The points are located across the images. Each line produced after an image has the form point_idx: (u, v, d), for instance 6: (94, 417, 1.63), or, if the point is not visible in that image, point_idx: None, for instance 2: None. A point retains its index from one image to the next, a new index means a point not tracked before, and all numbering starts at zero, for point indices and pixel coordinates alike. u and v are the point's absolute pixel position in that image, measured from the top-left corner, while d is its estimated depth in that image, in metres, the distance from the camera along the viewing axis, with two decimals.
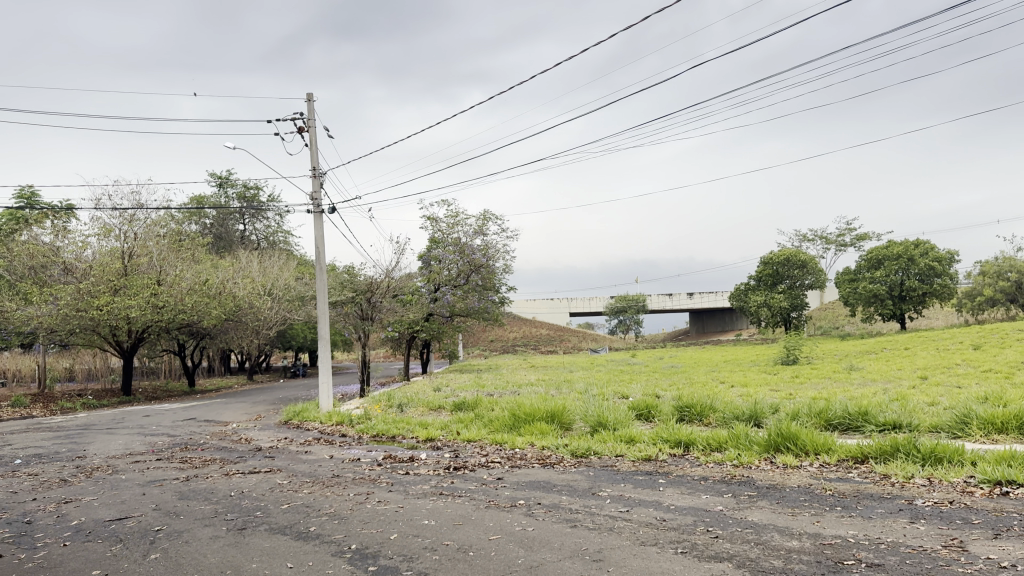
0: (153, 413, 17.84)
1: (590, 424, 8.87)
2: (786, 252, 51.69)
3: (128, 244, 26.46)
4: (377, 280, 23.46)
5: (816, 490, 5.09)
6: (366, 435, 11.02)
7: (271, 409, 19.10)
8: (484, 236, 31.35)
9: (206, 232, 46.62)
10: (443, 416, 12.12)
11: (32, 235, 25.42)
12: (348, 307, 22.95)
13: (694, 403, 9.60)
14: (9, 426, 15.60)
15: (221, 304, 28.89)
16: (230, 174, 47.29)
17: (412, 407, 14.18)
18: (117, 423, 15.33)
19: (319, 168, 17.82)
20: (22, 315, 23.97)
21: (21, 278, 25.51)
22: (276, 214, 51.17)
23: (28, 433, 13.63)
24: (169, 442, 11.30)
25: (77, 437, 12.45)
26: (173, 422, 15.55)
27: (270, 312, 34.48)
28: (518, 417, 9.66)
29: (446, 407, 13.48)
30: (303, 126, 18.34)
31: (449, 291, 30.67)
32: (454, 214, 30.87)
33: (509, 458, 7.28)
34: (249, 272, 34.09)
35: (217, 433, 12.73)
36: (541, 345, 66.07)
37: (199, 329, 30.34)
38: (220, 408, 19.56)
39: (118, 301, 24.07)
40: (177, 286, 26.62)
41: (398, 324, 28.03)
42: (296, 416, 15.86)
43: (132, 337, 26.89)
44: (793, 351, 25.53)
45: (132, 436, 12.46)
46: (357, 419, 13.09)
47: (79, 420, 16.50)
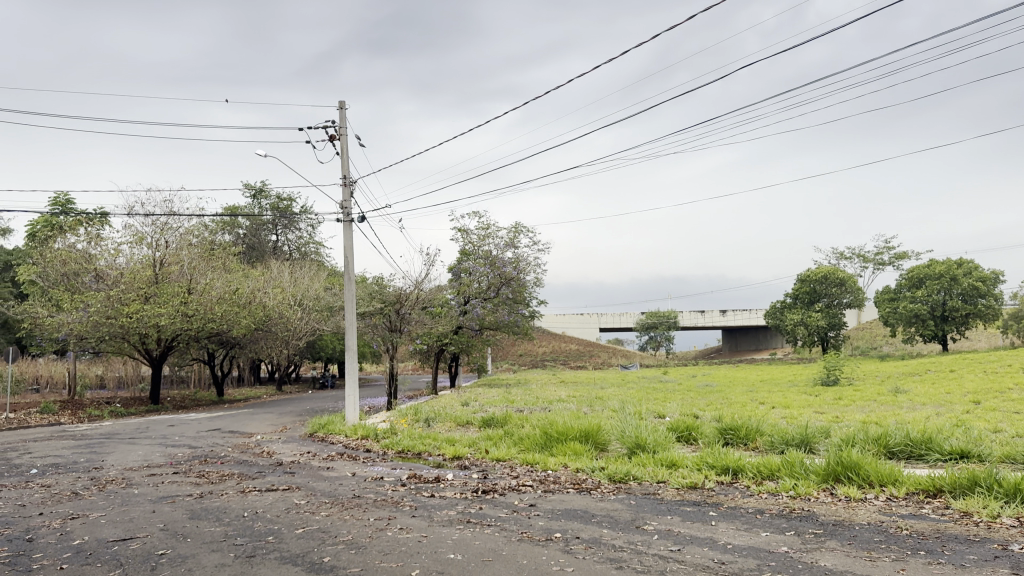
0: (178, 423, 17.61)
1: (627, 446, 8.34)
2: (823, 269, 50.65)
3: (160, 252, 26.48)
4: (407, 291, 23.12)
5: (889, 528, 4.53)
6: (391, 451, 10.59)
7: (297, 421, 18.80)
8: (515, 249, 30.97)
9: (238, 242, 46.84)
10: (472, 433, 11.66)
11: (66, 243, 25.60)
12: (376, 318, 22.65)
13: (738, 425, 9.03)
14: (34, 433, 15.45)
15: (251, 313, 28.80)
16: (263, 185, 47.50)
17: (440, 422, 13.73)
18: (140, 433, 15.08)
19: (350, 176, 17.55)
20: (53, 322, 24.08)
21: (54, 285, 25.70)
22: (309, 224, 51.36)
23: (51, 440, 13.42)
24: (190, 453, 10.97)
25: (98, 446, 12.19)
26: (196, 432, 15.27)
27: (300, 322, 34.37)
28: (550, 436, 9.16)
29: (475, 422, 13.01)
30: (334, 134, 18.10)
31: (479, 303, 30.17)
32: (485, 226, 30.52)
33: (542, 481, 6.79)
34: (280, 282, 34.06)
35: (240, 445, 12.38)
36: (571, 360, 65.36)
37: (228, 339, 30.27)
38: (246, 419, 19.30)
39: (147, 308, 24.09)
40: (207, 295, 26.58)
41: (427, 336, 27.69)
42: (321, 428, 15.50)
43: (161, 345, 26.91)
44: (833, 372, 24.69)
45: (153, 446, 12.16)
46: (384, 434, 12.67)
47: (103, 429, 16.30)
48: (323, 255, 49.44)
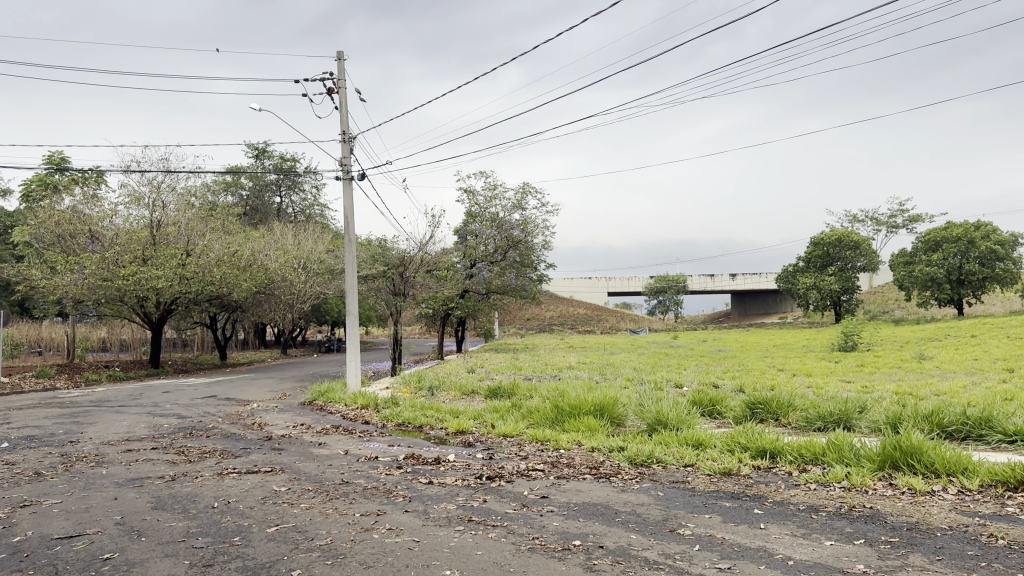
0: (174, 389, 16.98)
1: (647, 422, 7.56)
2: (838, 232, 49.56)
3: (157, 213, 25.59)
4: (411, 253, 22.29)
5: (975, 533, 3.74)
6: (391, 424, 9.86)
7: (297, 387, 18.15)
8: (522, 211, 30.03)
9: (241, 204, 46.02)
10: (478, 404, 10.93)
11: (59, 203, 24.80)
12: (379, 282, 21.91)
13: (768, 398, 8.25)
14: (23, 400, 14.82)
15: (252, 276, 28.08)
16: (266, 145, 46.50)
17: (443, 391, 13.02)
18: (132, 400, 14.40)
19: (350, 132, 16.65)
20: (49, 284, 23.40)
21: (49, 246, 25.04)
22: (314, 186, 50.41)
23: (36, 409, 12.76)
24: (177, 425, 10.26)
25: (83, 416, 11.52)
26: (190, 400, 14.59)
27: (304, 286, 33.66)
28: (562, 409, 8.42)
29: (481, 392, 12.29)
30: (332, 87, 17.14)
31: (486, 267, 29.35)
32: (492, 187, 29.56)
33: (555, 464, 6.04)
34: (282, 244, 33.29)
35: (233, 415, 11.69)
36: (579, 324, 64.74)
37: (230, 302, 29.62)
38: (245, 385, 18.65)
39: (144, 270, 23.42)
40: (205, 257, 25.85)
41: (432, 300, 27.02)
42: (320, 396, 14.80)
43: (160, 308, 26.28)
44: (851, 338, 23.86)
45: (140, 416, 11.47)
46: (384, 404, 11.95)
47: (96, 395, 15.66)
48: (328, 217, 48.59)
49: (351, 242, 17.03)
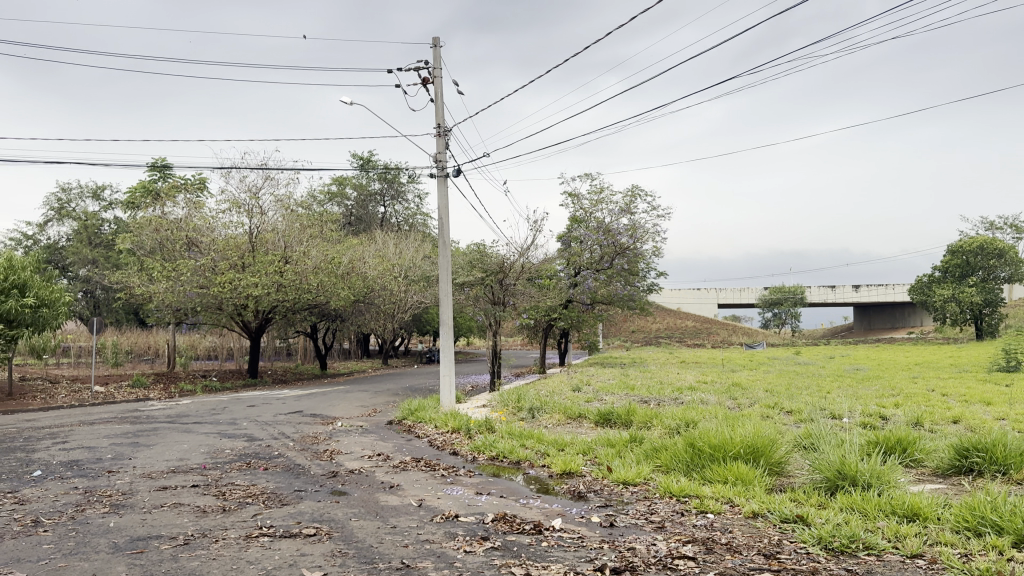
0: (261, 403, 15.93)
1: (824, 476, 5.63)
2: (979, 239, 44.81)
3: (256, 221, 25.06)
4: (511, 259, 20.68)
5: None
6: (483, 457, 8.16)
7: (389, 403, 16.82)
8: (631, 215, 27.97)
9: (345, 214, 45.96)
10: (589, 433, 9.14)
11: (163, 210, 24.69)
12: (477, 290, 20.49)
13: (989, 442, 6.10)
14: (105, 413, 14.03)
15: (350, 285, 27.23)
16: (371, 155, 46.38)
17: (546, 414, 11.26)
18: (211, 416, 13.29)
19: (445, 125, 15.22)
20: (148, 291, 23.37)
21: (152, 253, 24.99)
22: (417, 195, 49.90)
23: (108, 425, 11.84)
24: (242, 450, 8.90)
25: (149, 435, 10.41)
26: (272, 416, 13.35)
27: (404, 295, 32.74)
28: (701, 450, 6.57)
29: (590, 417, 10.48)
30: (427, 77, 15.77)
31: (591, 275, 27.49)
32: (598, 189, 27.66)
33: (710, 543, 4.22)
34: (382, 253, 32.51)
35: (308, 438, 10.24)
36: (688, 338, 61.77)
37: (329, 311, 28.96)
38: (335, 398, 17.44)
39: (241, 278, 22.88)
40: (303, 264, 25.08)
41: (533, 309, 25.45)
42: (408, 413, 13.26)
43: (259, 317, 25.76)
44: (1015, 357, 20.52)
45: (207, 437, 10.20)
46: (476, 427, 10.27)
47: (180, 409, 14.74)
48: (430, 227, 47.88)
49: (446, 245, 15.52)
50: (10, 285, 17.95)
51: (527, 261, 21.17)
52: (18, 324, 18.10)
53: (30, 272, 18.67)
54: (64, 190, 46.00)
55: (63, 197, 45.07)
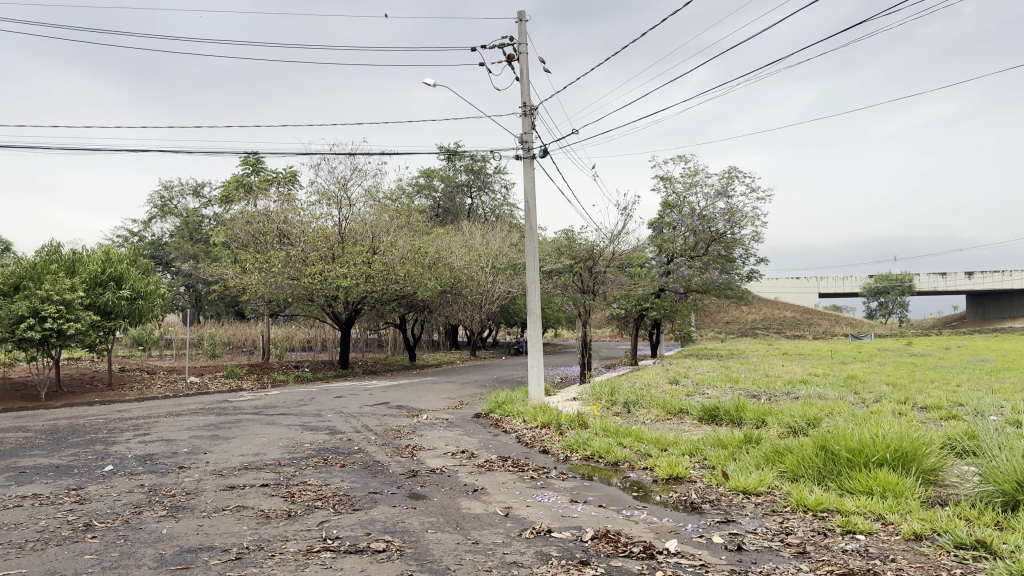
0: (348, 394, 15.59)
1: (1000, 488, 4.61)
2: None
3: (345, 212, 24.94)
4: (600, 246, 19.78)
5: None
6: (576, 457, 7.37)
7: (476, 395, 16.21)
8: (728, 198, 26.57)
9: (433, 205, 45.90)
10: (695, 431, 8.25)
11: (254, 203, 24.90)
12: (565, 278, 19.68)
13: None
14: (195, 404, 13.96)
15: (438, 275, 26.83)
16: (458, 147, 46.15)
17: (643, 409, 10.37)
18: (297, 407, 12.96)
19: (531, 103, 14.44)
20: (240, 283, 23.66)
21: (245, 246, 25.28)
22: (503, 185, 49.34)
23: (193, 417, 11.65)
24: (320, 444, 8.37)
25: (230, 427, 10.07)
26: (357, 407, 12.91)
27: (491, 286, 32.24)
28: (838, 456, 5.65)
29: (694, 414, 9.56)
30: (513, 54, 15.03)
31: (685, 262, 26.26)
32: (692, 172, 26.35)
33: None
34: (469, 243, 32.08)
35: (391, 431, 9.66)
36: (786, 329, 59.20)
37: (417, 302, 28.74)
38: (422, 390, 16.96)
39: (330, 269, 22.81)
40: (391, 254, 24.78)
41: (623, 299, 24.50)
42: (496, 405, 12.56)
43: (348, 309, 25.69)
44: None
45: (289, 429, 9.78)
46: (568, 422, 9.50)
47: (267, 400, 14.54)
48: (517, 217, 47.28)
49: (532, 231, 14.76)
50: (106, 277, 18.43)
51: (618, 248, 20.19)
52: (115, 316, 18.54)
53: (126, 265, 19.13)
54: (166, 187, 47.79)
55: (166, 195, 46.85)
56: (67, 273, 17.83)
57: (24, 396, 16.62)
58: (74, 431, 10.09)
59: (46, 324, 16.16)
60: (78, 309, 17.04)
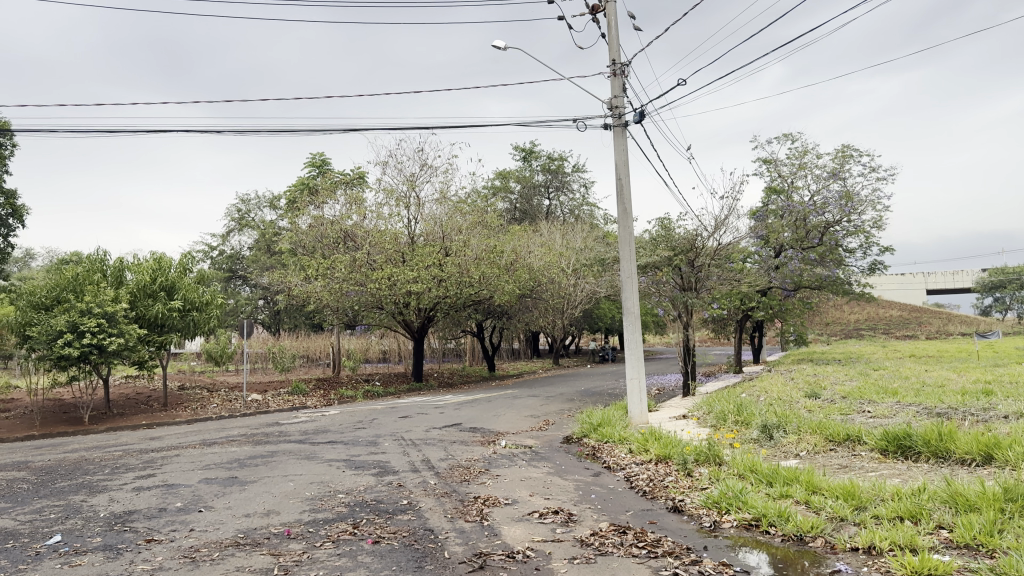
0: (416, 414, 13.35)
1: None
2: None
3: (413, 211, 22.88)
4: (701, 236, 17.05)
5: None
6: (730, 522, 4.90)
7: (565, 412, 13.75)
8: (844, 179, 23.45)
9: (510, 208, 43.84)
10: (900, 482, 5.68)
11: (318, 206, 23.16)
12: (663, 274, 17.04)
13: None
14: (239, 428, 11.98)
15: (517, 277, 24.41)
16: (533, 146, 44.03)
17: (796, 440, 7.76)
18: (352, 432, 10.75)
19: (621, 60, 11.97)
20: (305, 291, 21.93)
21: (312, 252, 23.61)
22: (584, 184, 46.75)
23: (227, 447, 9.59)
24: (358, 495, 6.07)
25: (258, 464, 7.91)
26: (423, 432, 10.59)
27: (573, 289, 29.81)
28: None
29: (878, 450, 6.94)
30: (597, 5, 12.61)
31: (797, 254, 23.11)
32: (801, 151, 23.36)
33: None
34: (550, 243, 29.75)
35: (459, 469, 7.29)
36: (894, 329, 54.57)
37: (495, 307, 26.55)
38: (502, 407, 14.57)
39: (398, 273, 20.84)
40: (464, 255, 22.50)
41: (725, 297, 21.66)
42: (592, 429, 10.09)
43: (421, 316, 23.66)
44: None
45: (329, 467, 7.54)
46: (698, 458, 7.01)
47: (323, 421, 12.43)
48: (599, 217, 44.62)
49: (626, 215, 12.15)
50: (156, 287, 17.16)
51: (723, 239, 17.35)
52: (167, 329, 17.31)
53: (178, 274, 17.89)
54: (243, 200, 47.36)
55: (243, 207, 46.40)
56: (113, 284, 16.71)
57: (67, 419, 15.46)
58: (74, 471, 8.17)
59: (84, 341, 14.83)
60: (122, 322, 15.70)
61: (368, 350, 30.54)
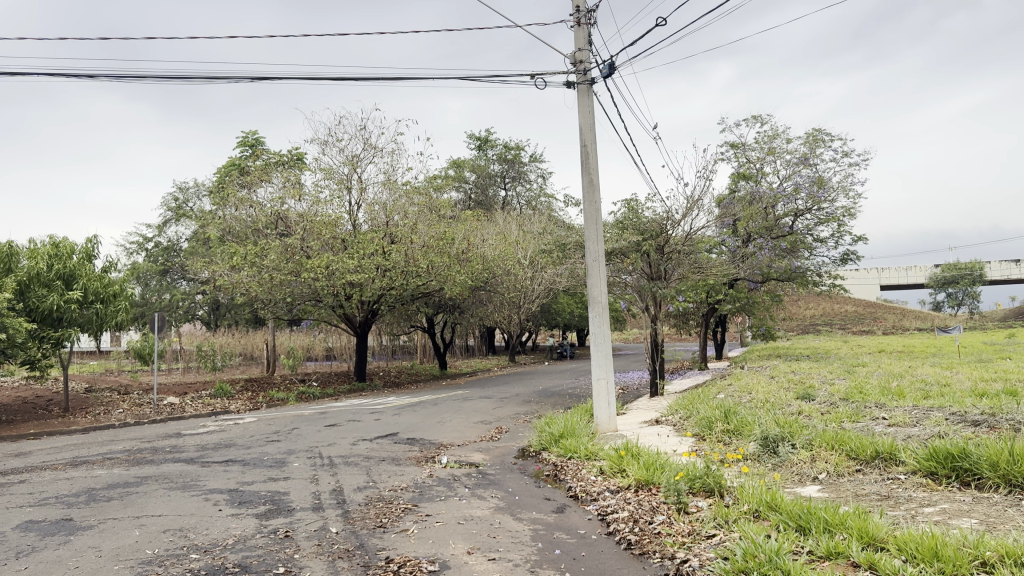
0: (348, 421, 11.43)
1: None
2: None
3: (355, 195, 20.90)
4: (672, 220, 15.35)
5: None
6: None
7: (520, 417, 11.97)
8: (815, 165, 22.15)
9: (464, 198, 41.96)
10: (992, 530, 4.05)
11: (250, 189, 20.98)
12: (631, 261, 15.36)
13: None
14: (129, 441, 9.93)
15: (470, 268, 22.55)
16: (488, 134, 42.24)
17: (813, 462, 6.14)
18: (261, 446, 8.79)
19: (586, 6, 10.22)
20: (232, 282, 19.77)
21: (243, 240, 21.44)
22: (540, 175, 45.05)
23: (93, 469, 7.57)
24: (217, 556, 4.19)
25: (111, 498, 5.93)
26: (348, 447, 8.70)
27: (529, 282, 28.10)
28: None
29: (934, 475, 5.31)
30: None
31: (769, 243, 21.51)
32: (773, 132, 21.94)
33: None
34: (504, 233, 27.97)
35: (379, 505, 5.46)
36: (850, 325, 54.11)
37: (446, 301, 24.65)
38: (449, 412, 12.72)
39: (336, 260, 18.86)
40: (410, 241, 20.58)
41: (691, 289, 20.12)
42: (552, 441, 8.33)
43: (364, 311, 21.66)
44: None
45: (206, 503, 5.63)
46: (694, 485, 5.34)
47: (234, 431, 10.42)
48: (557, 208, 42.95)
49: (591, 187, 10.42)
50: (53, 276, 14.94)
51: (695, 222, 15.71)
52: (67, 324, 15.13)
53: (80, 261, 15.67)
54: (181, 188, 44.58)
55: (180, 196, 43.62)
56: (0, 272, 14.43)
57: None
58: None
59: None
60: (5, 316, 13.43)
61: (311, 349, 28.42)
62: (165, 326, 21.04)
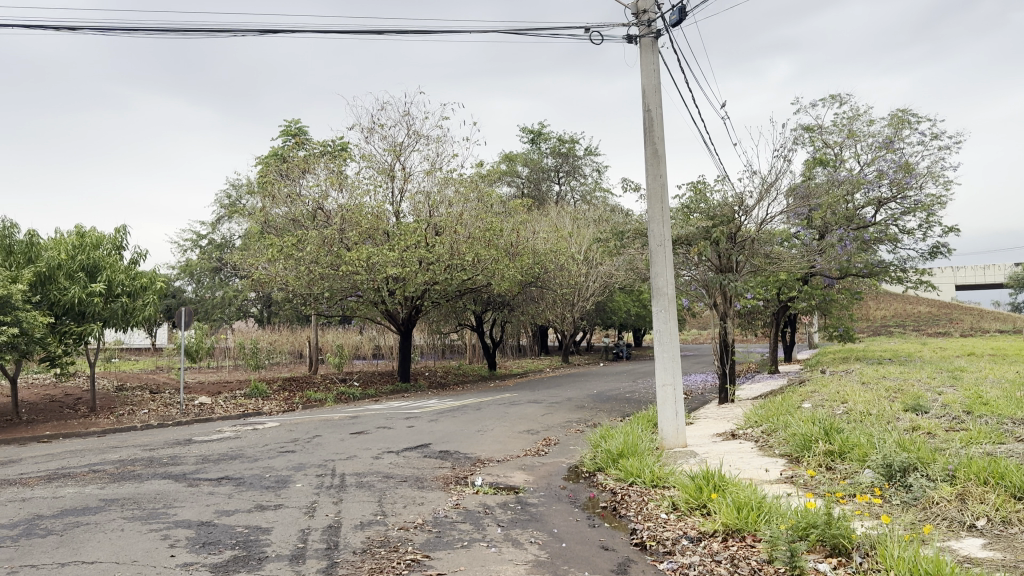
0: (377, 428, 10.14)
1: None
2: None
3: (398, 186, 19.77)
4: (746, 205, 13.64)
5: None
6: None
7: (572, 426, 10.52)
8: (900, 149, 20.15)
9: (516, 193, 40.66)
10: None
11: (291, 178, 19.98)
12: (697, 252, 13.70)
13: None
14: (130, 448, 8.81)
15: (520, 262, 21.19)
16: (543, 127, 40.86)
17: (963, 503, 4.56)
18: (268, 460, 7.54)
19: None
20: (269, 275, 18.81)
21: (283, 232, 20.46)
22: (596, 168, 43.42)
23: (62, 485, 6.38)
24: None
25: (48, 531, 4.67)
26: (368, 462, 7.36)
27: (583, 278, 26.57)
28: None
29: None
30: None
31: (848, 234, 19.59)
32: (854, 112, 19.99)
33: None
34: (558, 226, 26.53)
35: (379, 552, 4.09)
36: (925, 326, 51.09)
37: (495, 297, 23.35)
38: (492, 418, 11.35)
39: (377, 253, 17.68)
40: (455, 233, 19.33)
41: (760, 284, 18.38)
42: (610, 460, 6.85)
43: (407, 307, 20.50)
44: None
45: (159, 544, 4.34)
46: (813, 539, 3.83)
47: (248, 439, 9.23)
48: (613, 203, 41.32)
49: (656, 160, 8.90)
50: (76, 267, 14.04)
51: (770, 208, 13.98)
52: (91, 318, 14.24)
53: (106, 251, 14.76)
54: (234, 185, 44.34)
55: (233, 193, 43.33)
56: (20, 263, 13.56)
57: None
58: None
59: None
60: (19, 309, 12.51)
61: (360, 347, 27.47)
62: (190, 323, 20.06)
